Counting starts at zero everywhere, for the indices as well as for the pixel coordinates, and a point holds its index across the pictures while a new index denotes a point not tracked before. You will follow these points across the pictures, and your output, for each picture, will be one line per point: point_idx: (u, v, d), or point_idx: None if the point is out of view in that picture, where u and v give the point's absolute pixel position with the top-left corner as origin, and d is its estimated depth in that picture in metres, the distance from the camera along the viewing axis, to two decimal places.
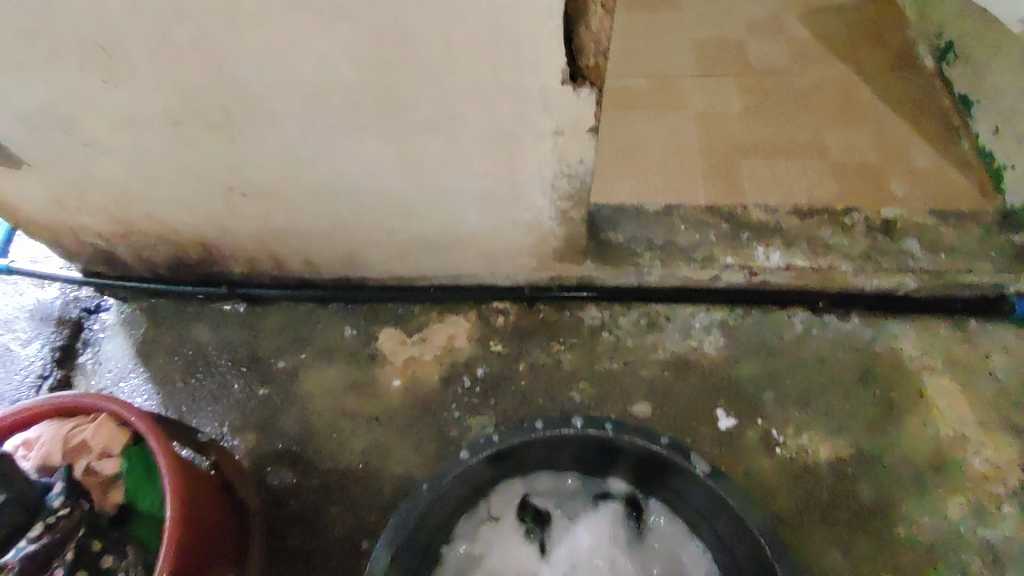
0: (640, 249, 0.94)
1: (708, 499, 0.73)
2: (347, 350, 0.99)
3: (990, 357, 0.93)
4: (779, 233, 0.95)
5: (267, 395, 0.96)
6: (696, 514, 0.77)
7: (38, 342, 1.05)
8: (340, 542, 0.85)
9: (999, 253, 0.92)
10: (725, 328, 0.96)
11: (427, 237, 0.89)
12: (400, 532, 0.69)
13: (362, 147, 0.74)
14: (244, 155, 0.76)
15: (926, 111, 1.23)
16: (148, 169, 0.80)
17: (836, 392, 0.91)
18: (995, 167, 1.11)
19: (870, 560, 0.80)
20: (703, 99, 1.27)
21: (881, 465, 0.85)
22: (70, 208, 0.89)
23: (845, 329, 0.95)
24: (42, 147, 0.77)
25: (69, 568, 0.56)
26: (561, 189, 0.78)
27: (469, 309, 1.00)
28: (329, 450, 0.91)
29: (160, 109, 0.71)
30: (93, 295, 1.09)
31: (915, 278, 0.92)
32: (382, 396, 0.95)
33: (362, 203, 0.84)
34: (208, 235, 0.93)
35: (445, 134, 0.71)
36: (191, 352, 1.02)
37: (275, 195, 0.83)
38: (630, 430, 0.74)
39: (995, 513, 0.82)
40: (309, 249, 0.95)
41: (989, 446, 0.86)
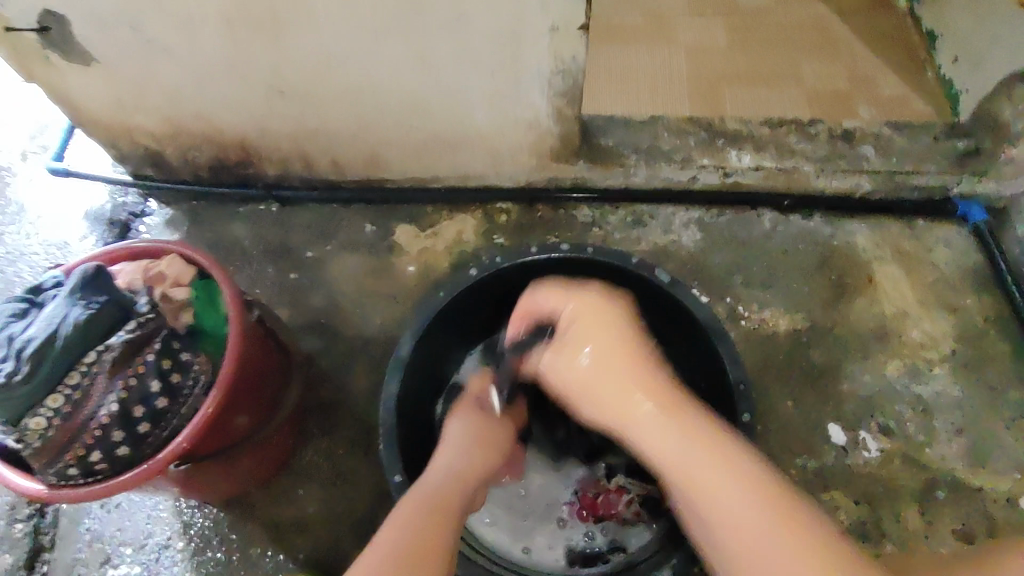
0: (628, 152, 1.05)
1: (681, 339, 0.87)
2: (367, 242, 1.12)
3: (933, 250, 1.05)
4: (751, 139, 1.05)
5: (298, 277, 1.10)
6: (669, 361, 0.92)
7: (93, 238, 1.19)
8: (364, 393, 1.00)
9: (944, 156, 1.04)
10: (701, 224, 1.09)
11: (441, 135, 1.02)
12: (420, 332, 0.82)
13: (384, 46, 0.86)
14: (284, 55, 0.89)
15: (897, 45, 1.31)
16: (201, 67, 0.92)
17: (796, 276, 1.04)
18: (954, 95, 1.20)
19: (815, 409, 0.94)
20: (693, 34, 1.34)
21: (831, 335, 0.99)
22: (128, 107, 1.02)
23: (808, 226, 1.08)
24: (113, 45, 0.90)
25: (156, 356, 0.69)
26: (557, 86, 0.91)
27: (476, 208, 1.13)
28: (354, 322, 1.05)
29: (215, 10, 0.83)
30: (138, 199, 1.21)
31: (870, 177, 1.05)
32: (400, 279, 1.09)
33: (384, 101, 0.96)
34: (247, 135, 1.06)
35: (457, 32, 0.83)
36: (229, 245, 1.15)
37: (309, 93, 0.96)
38: (605, 252, 0.84)
39: (927, 373, 0.96)
40: (335, 149, 1.07)
41: (926, 321, 1.00)
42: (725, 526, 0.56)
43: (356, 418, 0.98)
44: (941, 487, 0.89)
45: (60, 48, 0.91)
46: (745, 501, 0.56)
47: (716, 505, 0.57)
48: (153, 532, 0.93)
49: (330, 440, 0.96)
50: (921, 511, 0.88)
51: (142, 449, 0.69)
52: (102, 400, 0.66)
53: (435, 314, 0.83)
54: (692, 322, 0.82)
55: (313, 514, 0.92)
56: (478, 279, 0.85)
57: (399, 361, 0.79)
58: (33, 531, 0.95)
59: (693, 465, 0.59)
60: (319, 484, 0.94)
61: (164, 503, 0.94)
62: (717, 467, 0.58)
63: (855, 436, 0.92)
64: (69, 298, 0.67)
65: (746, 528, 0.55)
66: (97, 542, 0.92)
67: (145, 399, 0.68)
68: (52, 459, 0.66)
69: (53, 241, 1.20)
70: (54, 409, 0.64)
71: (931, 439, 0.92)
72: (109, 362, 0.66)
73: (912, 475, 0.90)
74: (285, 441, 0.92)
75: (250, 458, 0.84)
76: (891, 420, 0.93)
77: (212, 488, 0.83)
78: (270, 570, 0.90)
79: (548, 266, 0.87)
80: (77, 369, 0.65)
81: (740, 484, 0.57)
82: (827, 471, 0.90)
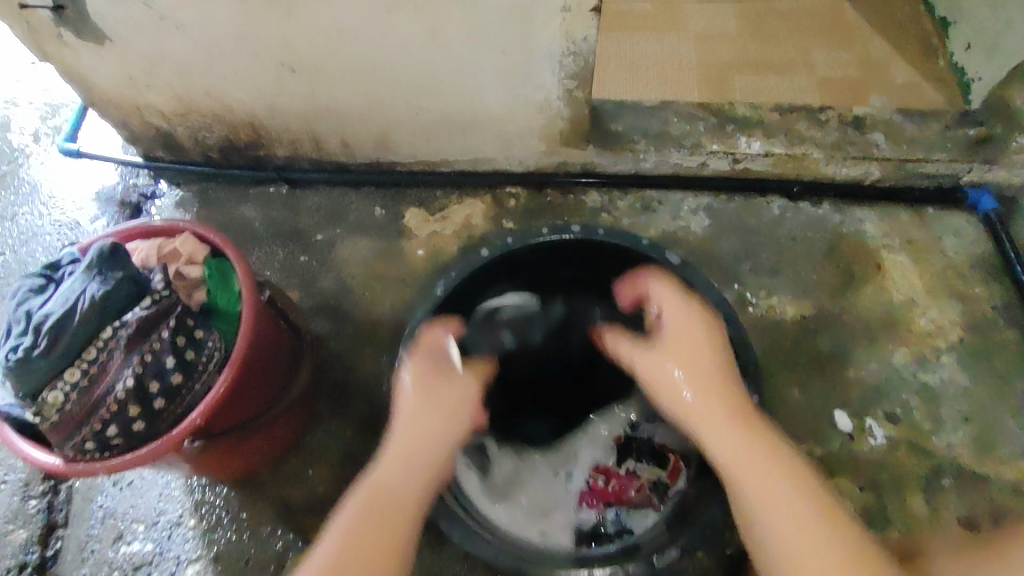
0: (637, 137, 1.05)
1: None
2: (377, 225, 1.13)
3: (941, 239, 1.06)
4: (761, 126, 1.06)
5: (308, 260, 1.11)
6: None
7: (104, 218, 1.20)
8: (373, 375, 1.01)
9: (956, 145, 1.04)
10: (710, 211, 1.09)
11: (452, 117, 1.02)
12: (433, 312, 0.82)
13: (396, 23, 0.86)
14: (296, 30, 0.89)
15: (909, 35, 1.28)
16: (213, 44, 0.92)
17: (804, 263, 1.04)
18: (965, 83, 1.19)
19: (822, 395, 0.95)
20: (702, 21, 1.31)
21: (838, 322, 1.00)
22: (140, 85, 1.02)
23: (817, 214, 1.08)
24: (125, 22, 0.90)
25: (171, 333, 0.69)
26: (568, 67, 0.91)
27: (485, 194, 1.14)
28: (363, 304, 1.06)
29: None
30: (149, 181, 1.22)
31: (879, 165, 1.05)
32: (409, 263, 1.09)
33: (396, 81, 0.96)
34: (257, 114, 1.06)
35: (469, 9, 0.83)
36: (239, 227, 1.15)
37: (321, 73, 0.96)
38: (616, 234, 0.84)
39: (933, 361, 0.96)
40: (345, 130, 1.08)
41: (934, 309, 1.00)
42: (778, 537, 0.59)
43: (365, 400, 0.99)
44: (946, 474, 0.90)
45: (73, 26, 0.92)
46: (799, 522, 0.59)
47: (771, 510, 0.61)
48: (164, 509, 0.94)
49: (339, 421, 0.98)
50: (926, 499, 0.89)
51: (157, 425, 0.70)
52: (118, 375, 0.67)
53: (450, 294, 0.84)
54: None
55: (322, 493, 0.94)
56: (490, 261, 0.85)
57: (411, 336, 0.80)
58: (48, 507, 0.96)
59: (745, 459, 0.63)
60: (328, 462, 0.95)
61: (175, 480, 0.95)
62: (749, 448, 0.64)
63: (861, 423, 0.93)
64: (86, 274, 0.68)
65: (802, 529, 0.59)
66: (110, 519, 0.94)
67: (159, 374, 0.68)
68: (69, 433, 0.67)
69: (64, 221, 1.20)
70: (72, 383, 0.65)
71: (937, 426, 0.93)
72: (125, 337, 0.67)
73: (917, 462, 0.91)
74: (297, 421, 0.93)
75: (263, 437, 0.86)
76: (897, 408, 0.94)
77: (221, 466, 0.84)
78: (279, 550, 0.91)
79: (559, 248, 0.87)
80: (95, 344, 0.66)
81: (744, 444, 0.64)
82: (833, 458, 0.91)
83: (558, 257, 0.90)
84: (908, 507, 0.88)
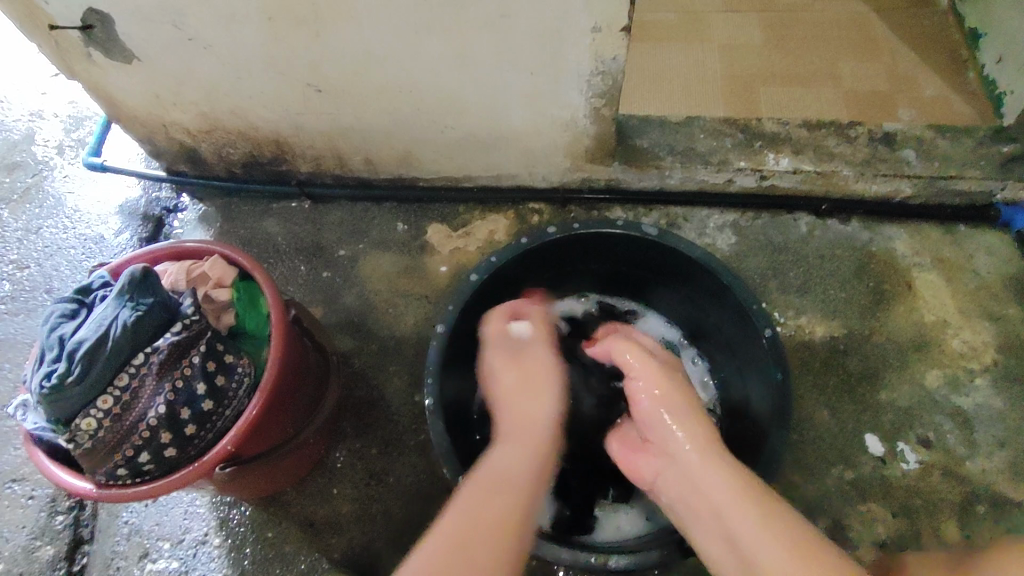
0: (664, 153, 1.04)
1: (708, 311, 0.89)
2: (399, 241, 1.12)
3: (974, 258, 1.04)
4: (789, 142, 1.04)
5: (330, 276, 1.11)
6: (713, 352, 0.92)
7: (128, 233, 1.20)
8: (397, 393, 1.00)
9: (989, 162, 1.02)
10: (735, 228, 1.08)
11: (477, 135, 1.02)
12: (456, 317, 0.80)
13: (425, 44, 0.85)
14: (324, 50, 0.88)
15: (937, 47, 1.25)
16: (240, 64, 0.92)
17: (833, 283, 1.03)
18: (997, 95, 1.16)
19: (852, 418, 0.93)
20: (727, 32, 1.29)
21: (868, 343, 0.98)
22: (166, 103, 1.03)
23: (846, 231, 1.07)
24: (153, 41, 0.90)
25: (201, 358, 0.70)
26: (596, 87, 0.90)
27: (509, 209, 1.14)
28: (385, 321, 1.06)
29: (257, 6, 0.82)
30: (171, 195, 1.23)
31: (911, 182, 1.03)
32: (431, 279, 1.09)
33: (421, 100, 0.96)
34: (281, 131, 1.06)
35: (498, 30, 0.82)
36: (261, 242, 1.15)
37: (347, 92, 0.96)
38: (624, 226, 0.85)
39: (967, 384, 0.95)
40: (369, 147, 1.07)
41: (966, 331, 0.98)
42: (744, 540, 0.63)
43: (389, 418, 0.99)
44: (980, 501, 0.88)
45: (102, 46, 0.92)
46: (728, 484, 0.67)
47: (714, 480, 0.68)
48: (189, 527, 0.94)
49: (363, 440, 0.97)
50: (961, 526, 0.87)
51: (187, 451, 0.71)
52: (150, 402, 0.67)
53: (470, 297, 0.82)
54: (725, 297, 0.83)
55: (346, 512, 0.93)
56: (500, 265, 0.83)
57: (438, 342, 0.79)
58: (73, 523, 0.96)
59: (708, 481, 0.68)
60: (354, 481, 0.95)
61: (199, 498, 0.95)
62: (731, 497, 0.66)
63: (893, 447, 0.91)
64: (118, 299, 0.69)
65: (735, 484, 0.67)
66: (136, 536, 0.94)
67: (190, 401, 0.69)
68: (102, 460, 0.67)
69: (89, 235, 1.21)
70: (104, 410, 0.66)
71: (972, 451, 0.91)
72: (157, 364, 0.68)
73: (951, 488, 0.89)
74: (322, 443, 0.93)
75: (290, 460, 0.86)
76: (930, 432, 0.92)
77: (247, 488, 0.84)
78: (304, 570, 0.91)
79: (572, 243, 0.87)
80: (126, 371, 0.67)
81: (729, 478, 0.68)
82: (865, 483, 0.90)
83: (581, 250, 0.89)
84: (942, 534, 0.87)
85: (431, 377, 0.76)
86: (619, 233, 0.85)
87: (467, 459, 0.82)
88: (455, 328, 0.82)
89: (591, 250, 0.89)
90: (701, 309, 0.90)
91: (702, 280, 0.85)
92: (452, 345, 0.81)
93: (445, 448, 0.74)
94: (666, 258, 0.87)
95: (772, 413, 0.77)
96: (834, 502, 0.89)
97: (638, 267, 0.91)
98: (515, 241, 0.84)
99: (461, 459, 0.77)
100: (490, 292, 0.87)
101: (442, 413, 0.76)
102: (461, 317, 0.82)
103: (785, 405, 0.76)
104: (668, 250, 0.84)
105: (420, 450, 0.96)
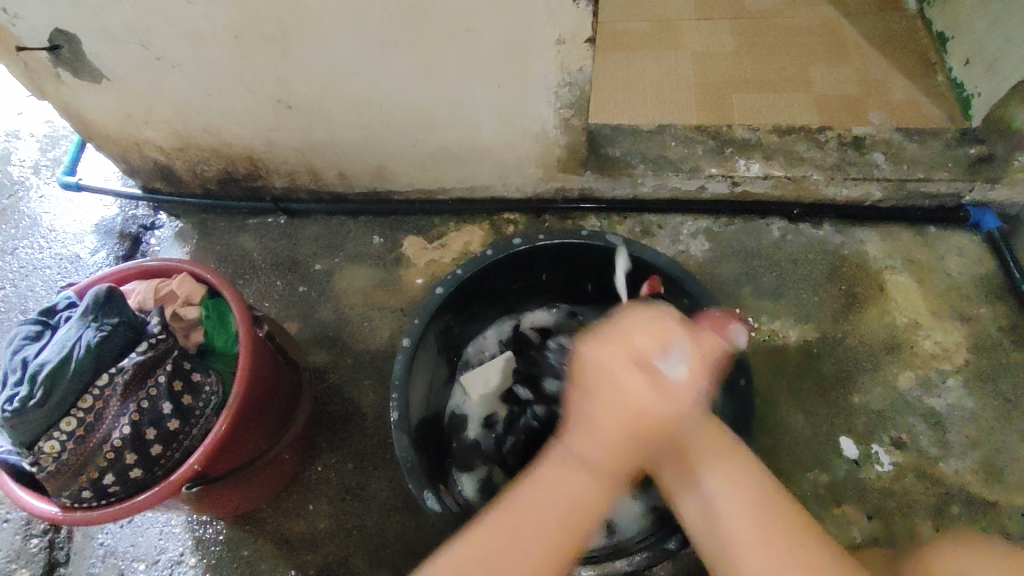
0: (635, 161, 1.05)
1: None
2: (375, 254, 1.13)
3: (944, 259, 1.05)
4: (759, 148, 1.05)
5: (307, 290, 1.11)
6: None
7: (104, 251, 1.20)
8: (373, 407, 1.00)
9: (956, 164, 1.03)
10: (709, 234, 1.09)
11: (449, 148, 1.02)
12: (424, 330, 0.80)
13: (391, 59, 0.86)
14: (292, 68, 0.89)
15: (907, 50, 1.26)
16: (210, 82, 0.93)
17: (806, 287, 1.03)
18: (965, 97, 1.15)
19: (827, 422, 0.94)
20: (699, 39, 1.30)
21: (842, 346, 0.98)
22: (138, 122, 1.03)
23: (818, 236, 1.08)
24: (122, 61, 0.90)
25: (167, 378, 0.70)
26: (563, 98, 0.91)
27: (484, 220, 1.14)
28: (362, 335, 1.06)
29: (223, 24, 0.82)
30: (148, 212, 1.22)
31: (881, 186, 1.04)
32: (407, 291, 1.09)
33: (392, 114, 0.96)
34: (255, 148, 1.06)
35: (464, 43, 0.82)
36: (238, 258, 1.15)
37: (317, 107, 0.96)
38: (590, 235, 0.85)
39: (940, 385, 0.95)
40: (342, 162, 1.08)
41: (938, 332, 0.99)
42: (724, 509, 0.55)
43: (365, 432, 0.98)
44: (954, 501, 0.89)
45: (70, 66, 0.92)
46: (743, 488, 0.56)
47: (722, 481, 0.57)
48: (165, 547, 0.93)
49: (339, 455, 0.97)
50: (936, 527, 0.87)
51: (154, 472, 0.70)
52: (115, 423, 0.67)
53: (437, 309, 0.82)
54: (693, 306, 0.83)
55: (323, 528, 0.93)
56: (468, 276, 0.83)
57: (406, 354, 0.79)
58: (48, 546, 0.95)
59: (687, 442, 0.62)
60: (330, 497, 0.94)
61: (175, 517, 0.94)
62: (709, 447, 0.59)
63: (867, 450, 0.92)
64: (82, 320, 0.69)
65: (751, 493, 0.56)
66: (111, 558, 0.93)
67: (156, 421, 0.69)
68: (66, 483, 0.67)
69: (65, 254, 1.20)
70: (68, 432, 0.65)
71: (945, 452, 0.91)
72: (121, 384, 0.67)
73: (926, 489, 0.89)
74: (296, 459, 0.92)
75: (263, 477, 0.85)
76: (904, 434, 0.93)
77: (219, 507, 0.83)
78: None
79: (541, 253, 0.87)
80: (90, 393, 0.66)
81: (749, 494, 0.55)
82: (840, 486, 0.90)
83: (550, 259, 0.89)
84: (917, 535, 0.87)
85: (398, 390, 0.76)
86: (586, 243, 0.85)
87: (437, 470, 0.82)
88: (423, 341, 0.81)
89: (562, 260, 0.89)
90: None
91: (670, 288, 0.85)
92: (420, 358, 0.81)
93: (411, 461, 0.74)
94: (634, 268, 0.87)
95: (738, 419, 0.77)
96: (809, 506, 0.89)
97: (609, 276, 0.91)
98: (482, 252, 0.85)
99: (428, 471, 0.76)
100: (461, 303, 0.87)
101: (409, 427, 0.76)
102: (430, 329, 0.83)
103: (749, 411, 0.76)
104: (636, 260, 0.85)
105: (397, 464, 0.96)
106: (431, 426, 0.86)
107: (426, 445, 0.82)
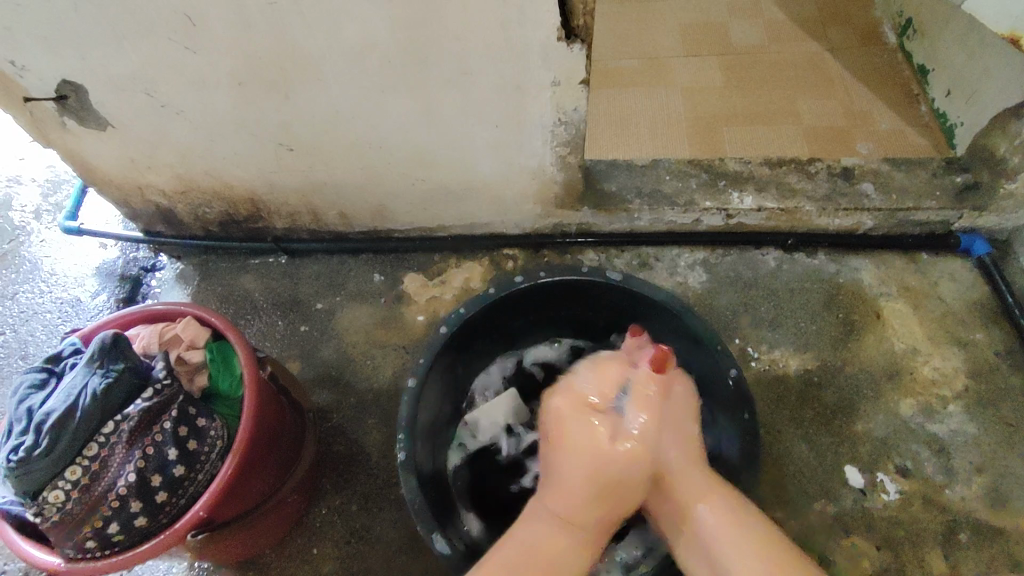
0: (631, 196, 1.07)
1: (677, 351, 0.89)
2: (375, 292, 1.14)
3: (938, 285, 1.07)
4: (752, 180, 1.07)
5: (308, 329, 1.11)
6: None
7: (105, 294, 1.20)
8: (377, 446, 1.00)
9: (944, 193, 1.06)
10: (706, 266, 1.10)
11: (448, 186, 1.04)
12: (427, 371, 0.81)
13: (391, 102, 0.88)
14: (294, 110, 0.90)
15: (890, 83, 1.29)
16: (214, 127, 0.95)
17: (803, 316, 1.05)
18: (948, 127, 1.19)
19: (830, 451, 0.94)
20: (688, 76, 1.34)
21: (842, 374, 0.99)
22: (141, 166, 1.04)
23: (812, 265, 1.09)
24: (127, 110, 0.92)
25: (173, 423, 0.70)
26: (560, 136, 0.93)
27: (484, 255, 1.16)
28: (364, 373, 1.06)
29: (227, 71, 0.85)
30: (150, 255, 1.23)
31: (871, 215, 1.06)
32: (408, 329, 1.10)
33: (393, 156, 0.98)
34: (256, 190, 1.08)
35: (462, 86, 0.85)
36: (239, 298, 1.16)
37: (320, 150, 0.98)
38: (588, 273, 0.86)
39: (941, 411, 0.96)
40: (343, 202, 1.10)
41: (936, 357, 1.00)
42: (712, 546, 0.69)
43: (369, 473, 0.98)
44: (963, 529, 0.88)
45: (75, 115, 0.94)
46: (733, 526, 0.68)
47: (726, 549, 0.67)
48: None
49: (343, 496, 0.96)
50: (945, 556, 0.87)
51: (159, 519, 0.69)
52: (120, 470, 0.67)
53: (440, 349, 0.83)
54: (693, 340, 0.84)
55: (327, 572, 0.91)
56: (469, 315, 0.84)
57: (411, 394, 0.79)
58: None
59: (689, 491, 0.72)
60: (334, 540, 0.93)
61: (176, 565, 0.92)
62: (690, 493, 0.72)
63: (872, 478, 0.92)
64: (88, 367, 0.69)
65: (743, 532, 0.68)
66: None
67: (162, 467, 0.69)
68: (69, 533, 0.66)
69: (65, 298, 1.21)
70: (73, 481, 0.65)
71: (950, 479, 0.91)
72: (127, 432, 0.67)
73: (933, 517, 0.89)
74: (300, 502, 0.91)
75: (267, 522, 0.84)
76: (908, 461, 0.93)
77: (223, 552, 0.82)
78: None
79: (542, 289, 0.88)
80: (95, 440, 0.67)
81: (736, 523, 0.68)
82: (847, 516, 0.90)
83: (551, 296, 0.90)
84: (927, 565, 0.86)
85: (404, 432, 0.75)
86: (587, 278, 0.86)
87: (444, 509, 0.82)
88: (427, 380, 0.82)
89: (562, 296, 0.90)
90: (670, 352, 0.91)
91: (669, 322, 0.86)
92: (423, 397, 0.81)
93: (418, 504, 0.73)
94: (633, 302, 0.88)
95: (740, 446, 0.77)
96: (817, 537, 0.89)
97: (606, 311, 0.93)
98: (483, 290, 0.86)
99: (435, 511, 0.76)
100: (464, 340, 0.88)
101: (415, 467, 0.75)
102: (433, 368, 0.83)
103: (752, 442, 0.76)
104: (635, 293, 0.85)
105: (401, 503, 0.95)
106: (436, 464, 0.85)
107: (433, 485, 0.81)
